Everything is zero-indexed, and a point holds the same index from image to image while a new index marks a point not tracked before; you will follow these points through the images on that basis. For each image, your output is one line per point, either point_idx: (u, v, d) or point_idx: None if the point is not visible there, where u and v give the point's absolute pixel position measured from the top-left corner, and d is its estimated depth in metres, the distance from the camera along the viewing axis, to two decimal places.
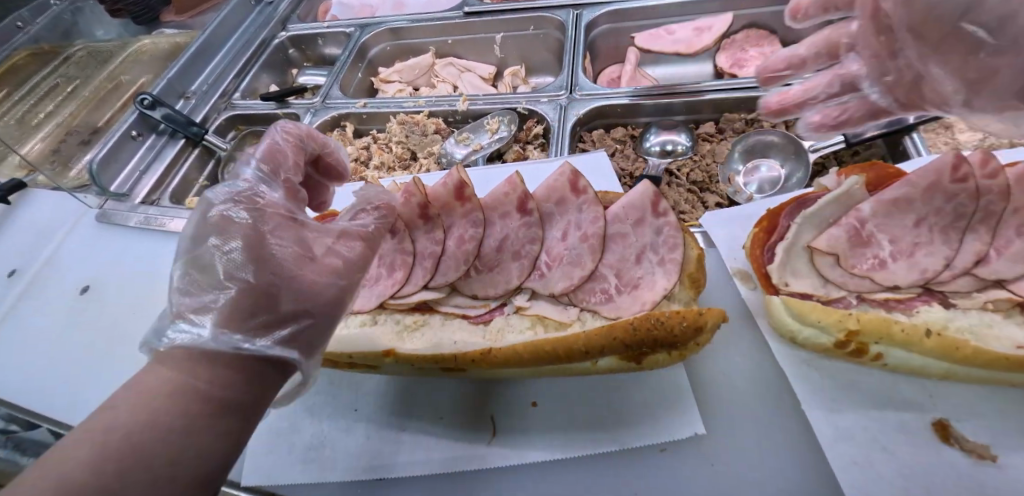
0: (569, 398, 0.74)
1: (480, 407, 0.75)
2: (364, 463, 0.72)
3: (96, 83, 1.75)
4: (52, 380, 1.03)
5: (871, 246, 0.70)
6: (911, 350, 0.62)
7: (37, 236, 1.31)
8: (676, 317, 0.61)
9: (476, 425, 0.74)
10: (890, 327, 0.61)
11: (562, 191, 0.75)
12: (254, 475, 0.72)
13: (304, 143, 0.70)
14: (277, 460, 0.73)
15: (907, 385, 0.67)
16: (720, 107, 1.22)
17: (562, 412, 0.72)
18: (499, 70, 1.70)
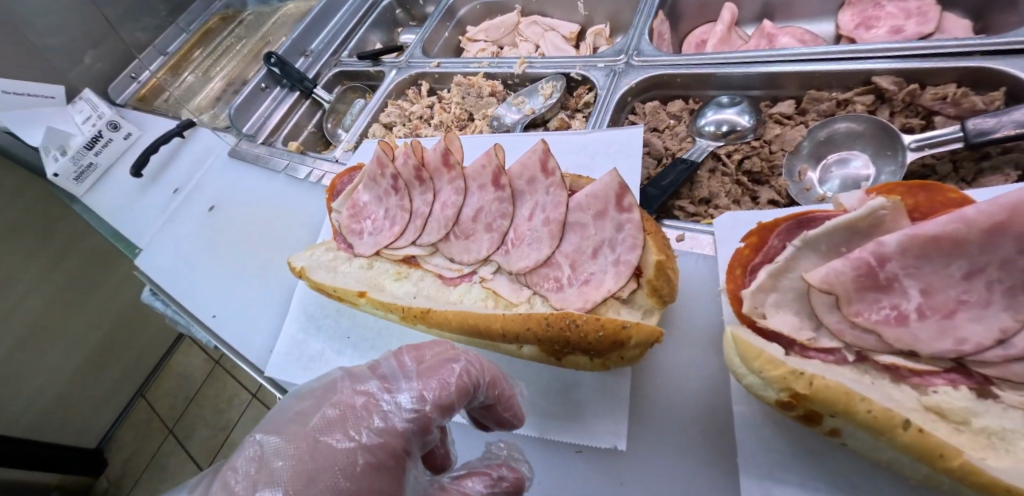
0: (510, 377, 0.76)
1: None
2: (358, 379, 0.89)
3: (253, 41, 2.11)
4: (181, 275, 1.36)
5: (890, 293, 0.56)
6: (876, 439, 0.50)
7: (195, 164, 1.69)
8: (593, 325, 0.62)
9: None
10: (852, 405, 0.50)
11: (532, 170, 0.72)
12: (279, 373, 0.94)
13: (477, 391, 0.64)
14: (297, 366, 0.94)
15: (881, 471, 0.56)
16: (806, 84, 1.04)
17: None
18: (584, 28, 1.62)
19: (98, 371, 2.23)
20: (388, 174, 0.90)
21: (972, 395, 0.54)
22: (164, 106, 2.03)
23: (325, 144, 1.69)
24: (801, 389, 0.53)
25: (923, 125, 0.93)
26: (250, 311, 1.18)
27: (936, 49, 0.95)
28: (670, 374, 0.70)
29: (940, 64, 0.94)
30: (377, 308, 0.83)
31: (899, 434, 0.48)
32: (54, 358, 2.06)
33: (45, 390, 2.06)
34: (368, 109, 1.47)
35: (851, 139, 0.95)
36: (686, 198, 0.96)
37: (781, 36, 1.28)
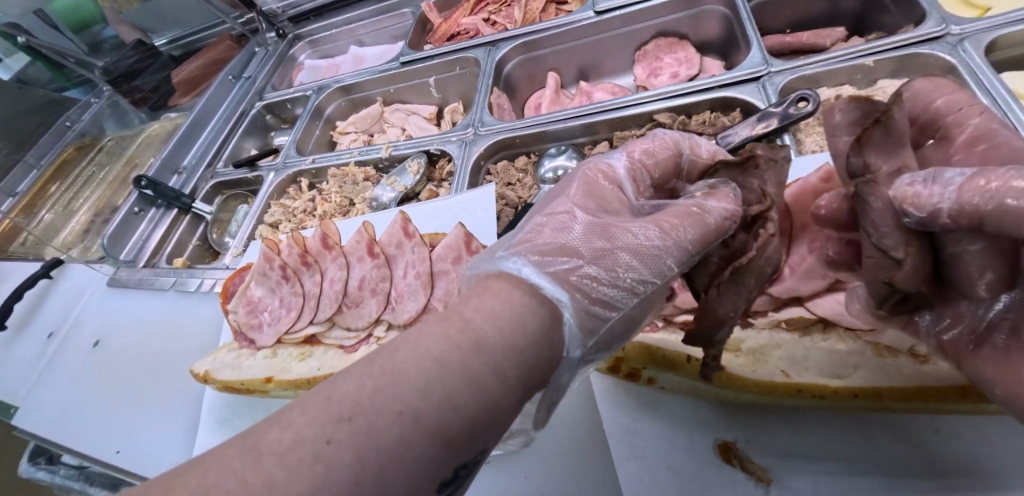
0: None
1: None
2: None
3: (118, 167, 2.09)
4: (71, 419, 1.28)
5: None
6: (678, 375, 0.78)
7: (69, 303, 1.62)
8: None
9: None
10: (656, 353, 0.77)
11: (398, 236, 0.89)
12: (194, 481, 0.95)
13: None
14: None
15: (707, 406, 0.80)
16: (614, 126, 1.33)
17: None
18: (441, 108, 1.86)
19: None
20: (277, 265, 1.00)
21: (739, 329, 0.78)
22: (23, 250, 1.91)
23: (214, 255, 1.73)
24: (623, 355, 0.80)
25: None
26: (160, 433, 1.16)
27: (694, 88, 1.29)
28: None
29: (699, 98, 1.27)
30: (285, 388, 0.92)
31: (687, 365, 0.75)
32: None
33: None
34: (251, 213, 1.54)
35: None
36: None
37: (595, 92, 1.60)
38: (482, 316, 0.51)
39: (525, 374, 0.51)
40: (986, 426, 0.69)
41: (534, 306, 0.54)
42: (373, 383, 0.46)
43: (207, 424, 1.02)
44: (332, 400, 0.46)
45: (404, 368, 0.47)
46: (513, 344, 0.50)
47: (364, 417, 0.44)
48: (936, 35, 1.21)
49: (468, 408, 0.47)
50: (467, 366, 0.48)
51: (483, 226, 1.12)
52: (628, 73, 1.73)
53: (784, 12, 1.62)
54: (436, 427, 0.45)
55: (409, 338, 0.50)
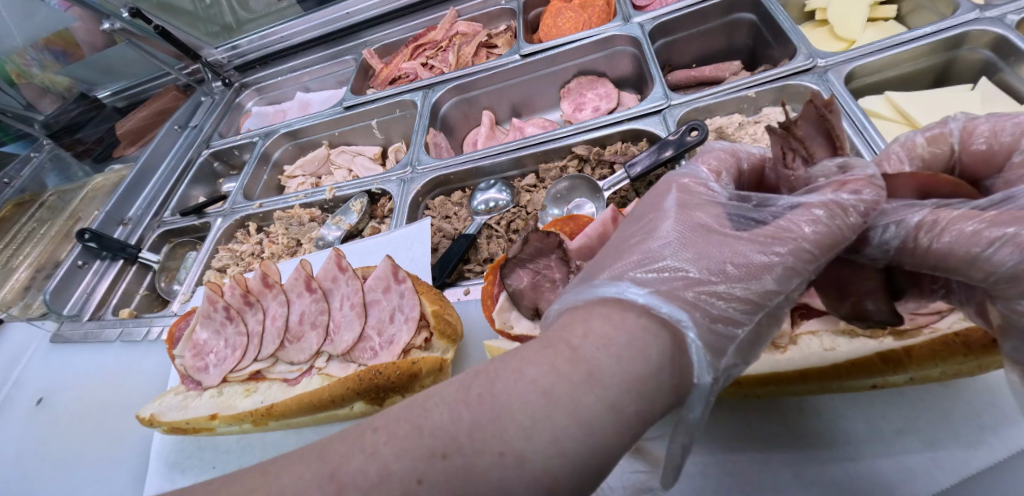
0: None
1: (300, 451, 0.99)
2: None
3: (60, 222, 2.08)
4: (9, 482, 1.26)
5: None
6: None
7: (10, 363, 1.59)
8: (392, 368, 0.84)
9: None
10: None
11: (333, 271, 0.97)
12: None
13: None
14: None
15: None
16: (539, 158, 1.46)
17: None
18: (386, 147, 1.96)
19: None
20: (220, 306, 1.05)
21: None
22: None
23: (162, 302, 1.74)
24: None
25: (612, 170, 1.36)
26: (107, 482, 1.17)
27: (606, 122, 1.44)
28: None
29: (612, 131, 1.42)
30: (230, 422, 0.97)
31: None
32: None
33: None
34: (198, 260, 1.58)
35: (571, 191, 1.35)
36: (474, 261, 1.25)
37: (527, 127, 1.74)
38: (605, 354, 0.52)
39: (644, 414, 0.52)
40: (849, 401, 0.81)
41: (652, 331, 0.54)
42: (472, 420, 0.51)
43: (154, 468, 1.04)
44: (426, 431, 0.51)
45: (508, 410, 0.50)
46: (643, 406, 0.52)
47: (460, 457, 0.49)
48: (806, 67, 1.40)
49: (575, 453, 0.49)
50: (576, 398, 0.50)
51: (419, 257, 1.22)
52: (556, 108, 1.89)
53: (689, 49, 1.82)
54: (541, 478, 0.49)
55: (520, 384, 0.51)
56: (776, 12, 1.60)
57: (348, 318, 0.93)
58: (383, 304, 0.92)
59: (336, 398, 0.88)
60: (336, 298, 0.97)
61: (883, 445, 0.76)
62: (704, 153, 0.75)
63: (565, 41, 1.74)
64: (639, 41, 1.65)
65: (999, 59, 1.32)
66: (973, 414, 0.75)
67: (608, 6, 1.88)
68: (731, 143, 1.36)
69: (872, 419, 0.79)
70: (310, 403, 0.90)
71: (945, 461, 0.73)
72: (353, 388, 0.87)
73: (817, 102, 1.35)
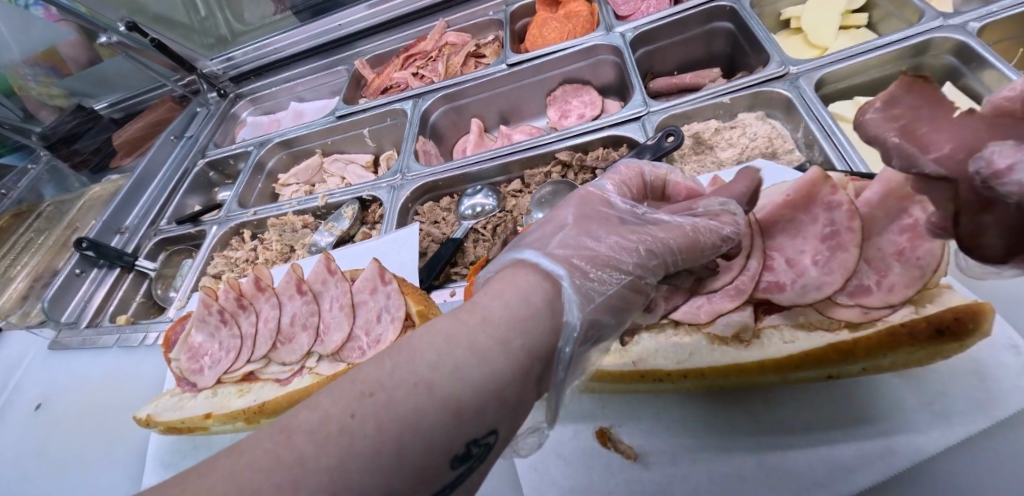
0: None
1: None
2: None
3: (58, 232, 2.11)
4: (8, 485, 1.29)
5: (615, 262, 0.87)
6: None
7: (10, 370, 1.62)
8: None
9: None
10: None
11: (322, 274, 1.01)
12: None
13: None
14: None
15: (592, 400, 0.96)
16: (524, 165, 1.51)
17: None
18: (378, 155, 2.00)
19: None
20: (215, 310, 1.09)
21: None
22: None
23: (159, 309, 1.78)
24: None
25: (594, 175, 1.41)
26: (105, 484, 1.20)
27: (589, 128, 1.49)
28: None
29: (594, 137, 1.47)
30: (224, 421, 1.01)
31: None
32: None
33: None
34: (194, 266, 1.62)
35: (555, 196, 1.40)
36: (461, 264, 1.30)
37: (515, 134, 1.80)
38: (501, 309, 0.64)
39: (530, 347, 0.63)
40: (809, 392, 0.87)
41: (540, 296, 0.67)
42: (392, 365, 0.58)
43: (152, 467, 1.08)
44: (356, 379, 0.57)
45: (424, 357, 0.58)
46: (529, 342, 0.63)
47: (383, 394, 0.55)
48: (779, 74, 1.46)
49: (477, 380, 0.58)
50: (479, 342, 0.60)
51: (408, 260, 1.26)
52: (543, 116, 1.94)
53: (671, 57, 1.88)
54: (449, 402, 0.56)
55: (436, 335, 0.60)
56: (752, 21, 1.65)
57: (338, 319, 0.97)
58: (371, 305, 0.96)
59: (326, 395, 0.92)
60: (326, 300, 1.01)
61: (841, 434, 0.81)
62: (614, 169, 0.93)
63: (550, 50, 1.79)
64: (620, 50, 1.71)
65: (963, 65, 1.37)
66: (921, 405, 0.80)
67: (592, 16, 1.94)
68: (708, 147, 1.41)
69: (830, 410, 0.84)
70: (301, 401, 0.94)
71: (900, 448, 0.78)
72: None
73: (790, 108, 1.41)
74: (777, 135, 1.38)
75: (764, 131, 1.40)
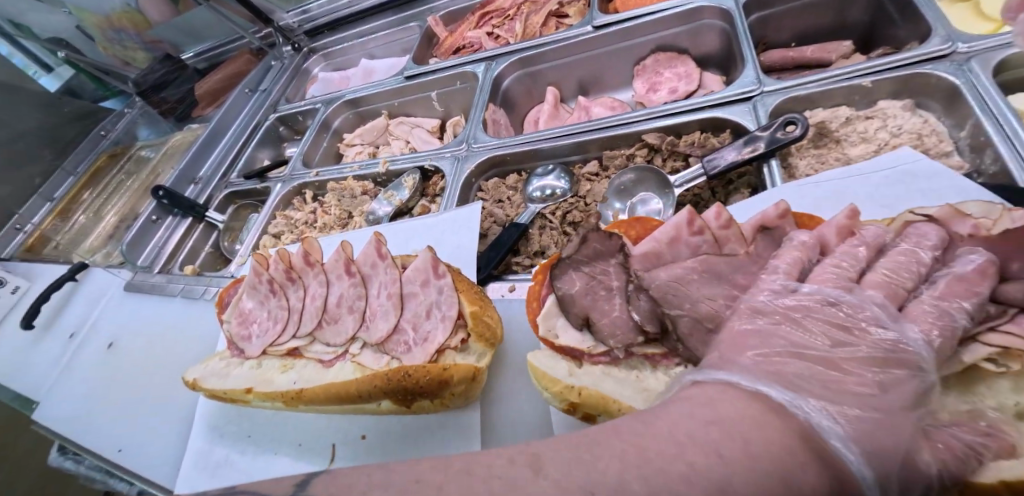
0: (388, 434, 0.92)
1: (328, 436, 0.97)
2: (260, 473, 0.97)
3: (142, 176, 2.21)
4: (80, 415, 1.38)
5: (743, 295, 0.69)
6: None
7: (92, 303, 1.74)
8: (422, 372, 0.77)
9: (321, 451, 0.95)
10: (608, 405, 0.74)
11: (372, 257, 0.92)
12: (185, 483, 1.01)
13: None
14: (202, 472, 1.01)
15: None
16: (603, 145, 1.33)
17: (383, 446, 0.91)
18: (444, 121, 1.88)
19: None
20: (264, 280, 1.04)
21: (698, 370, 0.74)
22: (56, 253, 2.13)
23: (225, 261, 1.83)
24: (575, 398, 0.77)
25: (685, 164, 1.20)
26: (159, 433, 1.23)
27: (686, 108, 1.29)
28: (506, 411, 0.90)
29: (690, 119, 1.27)
30: (265, 399, 0.97)
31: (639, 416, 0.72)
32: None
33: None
34: (257, 223, 1.61)
35: (636, 184, 1.22)
36: (524, 254, 1.16)
37: (594, 107, 1.60)
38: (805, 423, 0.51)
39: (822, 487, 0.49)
40: None
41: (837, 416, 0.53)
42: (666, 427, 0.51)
43: (200, 428, 1.08)
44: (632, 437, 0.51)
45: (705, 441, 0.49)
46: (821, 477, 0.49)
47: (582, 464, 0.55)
48: (941, 53, 1.15)
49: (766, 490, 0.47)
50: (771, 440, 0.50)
51: (467, 243, 1.15)
52: (627, 87, 1.72)
53: (792, 24, 1.57)
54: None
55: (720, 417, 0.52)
56: None
57: (385, 308, 0.88)
58: (421, 297, 0.85)
59: (365, 394, 0.83)
60: (374, 286, 0.92)
61: None
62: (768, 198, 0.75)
63: (645, 11, 1.55)
64: (731, 12, 1.45)
65: None
66: None
67: None
68: (834, 141, 1.16)
69: None
70: (339, 393, 0.87)
71: None
72: (382, 386, 0.82)
73: (952, 97, 1.11)
74: (928, 132, 1.10)
75: (911, 126, 1.13)
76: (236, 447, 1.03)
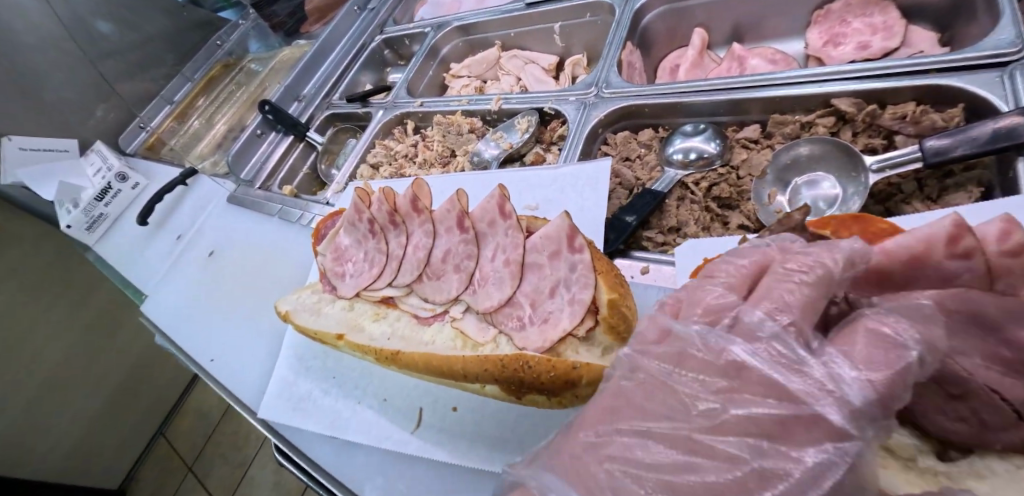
0: (482, 411, 0.84)
1: (415, 399, 0.90)
2: (340, 421, 0.90)
3: (250, 90, 2.20)
4: (179, 318, 1.44)
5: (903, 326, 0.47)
6: None
7: (197, 209, 1.79)
8: (545, 367, 0.67)
9: (408, 414, 0.88)
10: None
11: (492, 213, 0.77)
12: (269, 411, 0.98)
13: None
14: (284, 405, 0.97)
15: None
16: (770, 106, 1.02)
17: (475, 423, 0.83)
18: (563, 59, 1.64)
19: (123, 400, 2.45)
20: (365, 219, 0.94)
21: (918, 432, 0.51)
22: (171, 154, 2.23)
23: (320, 186, 1.80)
24: None
25: (885, 145, 0.89)
26: (247, 352, 1.23)
27: (896, 68, 0.91)
28: None
29: (900, 82, 0.89)
30: (354, 349, 0.89)
31: None
32: (88, 384, 2.31)
33: (83, 417, 2.30)
34: (356, 151, 1.54)
35: (813, 162, 0.94)
36: (655, 228, 0.97)
37: (749, 58, 1.24)
38: None
39: None
40: None
41: None
42: None
43: (286, 358, 1.04)
44: None
45: None
46: None
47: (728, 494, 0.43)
48: None
49: None
50: None
51: (590, 208, 0.98)
52: (797, 38, 1.28)
53: None
54: None
55: None
56: None
57: (500, 276, 0.74)
58: (548, 271, 0.71)
59: (471, 375, 0.74)
60: (487, 246, 0.79)
61: None
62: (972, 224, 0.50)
63: None
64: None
65: None
66: None
67: None
68: None
69: None
70: (437, 365, 0.77)
71: None
72: (491, 371, 0.72)
73: None
74: None
75: None
76: (318, 387, 0.98)
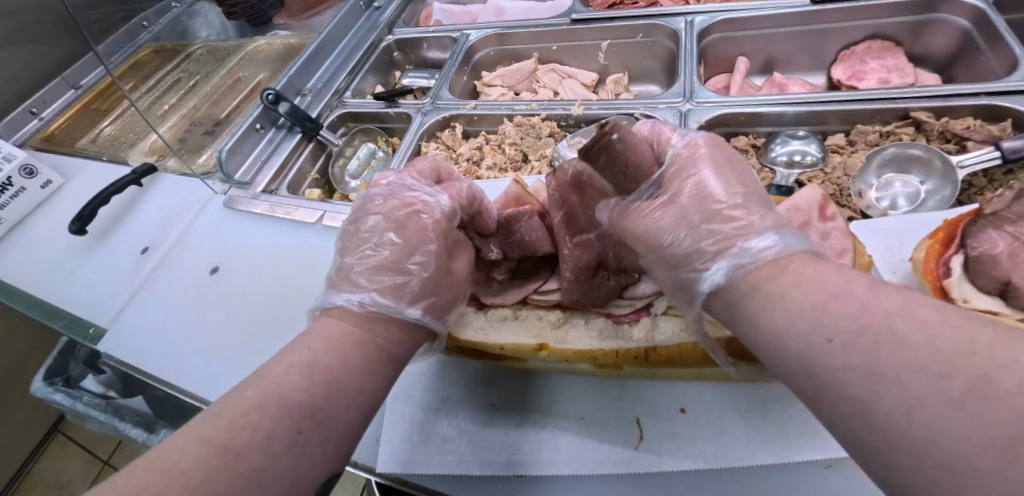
0: (715, 405, 0.81)
1: (627, 410, 0.83)
2: (534, 457, 0.81)
3: (216, 79, 1.85)
4: (188, 347, 1.15)
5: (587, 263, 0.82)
6: None
7: (166, 218, 1.45)
8: None
9: (625, 429, 0.81)
10: None
11: None
12: (415, 465, 0.82)
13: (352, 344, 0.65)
14: (427, 454, 0.83)
15: None
16: (848, 119, 1.19)
17: (709, 419, 0.80)
18: (601, 77, 1.70)
19: None
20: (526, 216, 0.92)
21: None
22: (93, 147, 1.74)
23: (330, 192, 1.58)
24: None
25: (958, 149, 1.08)
26: None
27: (957, 91, 1.11)
28: None
29: (963, 103, 1.10)
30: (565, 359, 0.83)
31: None
32: None
33: None
34: (402, 153, 1.40)
35: (907, 163, 1.09)
36: None
37: (791, 86, 1.42)
38: None
39: None
40: None
41: None
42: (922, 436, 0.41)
43: (420, 397, 0.90)
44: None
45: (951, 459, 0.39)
46: None
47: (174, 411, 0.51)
48: None
49: None
50: None
51: None
52: (820, 72, 1.51)
53: None
54: None
55: None
56: None
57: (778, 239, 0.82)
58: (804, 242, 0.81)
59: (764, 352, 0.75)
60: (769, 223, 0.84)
61: None
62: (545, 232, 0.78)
63: None
64: (984, 11, 1.24)
65: None
66: None
67: None
68: None
69: None
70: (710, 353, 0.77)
71: None
72: None
73: None
74: None
75: None
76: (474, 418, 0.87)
